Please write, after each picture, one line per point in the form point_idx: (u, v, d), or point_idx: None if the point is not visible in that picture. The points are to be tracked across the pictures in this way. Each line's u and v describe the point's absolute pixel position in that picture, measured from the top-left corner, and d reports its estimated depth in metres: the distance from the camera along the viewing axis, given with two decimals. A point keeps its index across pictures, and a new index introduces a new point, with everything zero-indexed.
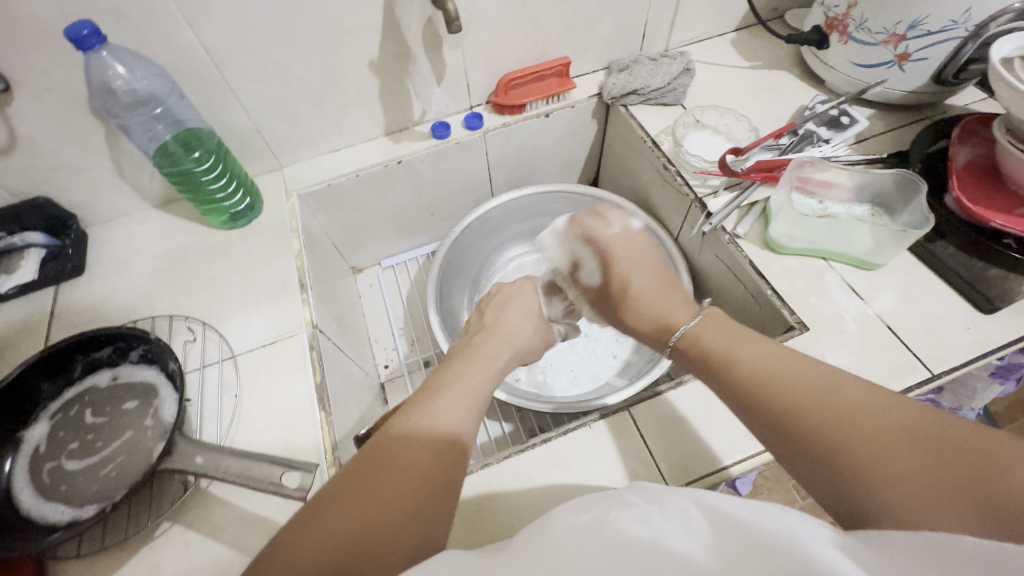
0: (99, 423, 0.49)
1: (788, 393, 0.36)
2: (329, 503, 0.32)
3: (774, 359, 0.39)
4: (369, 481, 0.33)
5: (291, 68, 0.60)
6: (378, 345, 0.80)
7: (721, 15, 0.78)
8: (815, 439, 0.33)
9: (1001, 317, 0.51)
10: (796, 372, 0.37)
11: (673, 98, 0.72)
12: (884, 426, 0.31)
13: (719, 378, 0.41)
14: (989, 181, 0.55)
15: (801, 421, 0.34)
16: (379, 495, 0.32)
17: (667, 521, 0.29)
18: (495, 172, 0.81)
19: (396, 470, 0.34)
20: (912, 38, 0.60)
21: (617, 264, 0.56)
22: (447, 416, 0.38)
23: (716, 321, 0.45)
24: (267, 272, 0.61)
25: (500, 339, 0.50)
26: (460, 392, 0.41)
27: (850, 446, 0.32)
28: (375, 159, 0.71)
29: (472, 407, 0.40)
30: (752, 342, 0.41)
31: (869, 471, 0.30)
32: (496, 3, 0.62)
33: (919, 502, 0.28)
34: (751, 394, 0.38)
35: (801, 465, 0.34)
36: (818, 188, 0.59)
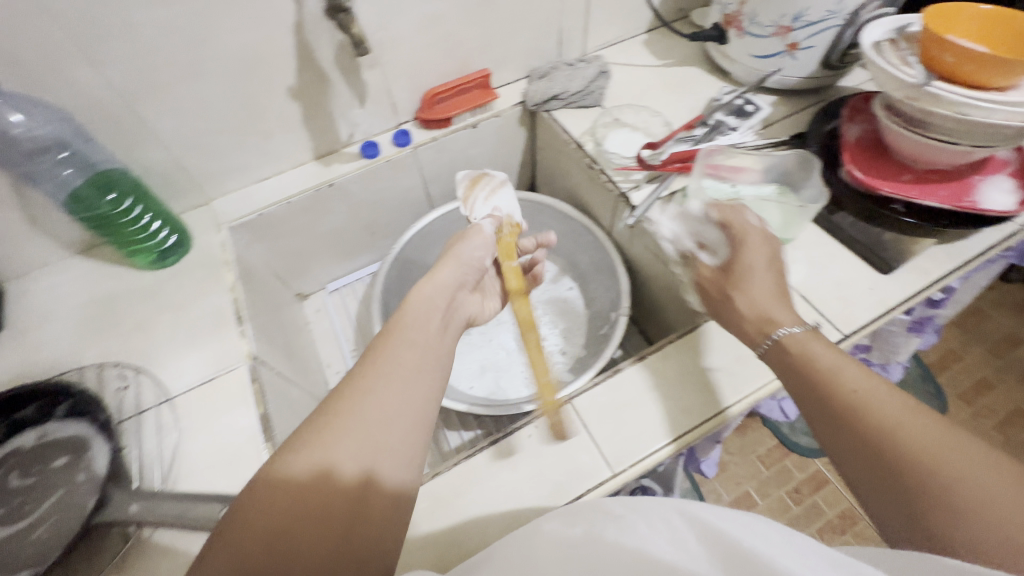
0: (29, 485, 0.46)
1: (881, 415, 0.35)
2: (266, 496, 0.32)
3: (868, 385, 0.37)
4: (306, 490, 0.32)
5: (207, 101, 0.59)
6: (330, 369, 0.79)
7: (631, 18, 0.82)
8: (896, 472, 0.33)
9: (898, 276, 0.56)
10: (881, 399, 0.36)
11: (592, 100, 0.75)
12: (990, 471, 0.30)
13: (807, 396, 0.41)
14: (877, 155, 0.61)
15: (891, 451, 0.34)
16: (296, 509, 0.31)
17: (653, 532, 0.30)
18: (431, 186, 0.82)
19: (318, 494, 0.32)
20: (798, 29, 0.65)
21: (751, 243, 0.50)
22: (390, 456, 0.35)
23: (822, 342, 0.42)
24: (201, 310, 0.59)
25: (432, 296, 0.47)
26: (392, 401, 0.37)
27: (934, 477, 0.31)
28: (306, 184, 0.70)
29: (401, 450, 0.36)
30: (856, 369, 0.39)
31: (945, 509, 0.30)
32: (409, 22, 0.63)
33: (988, 544, 0.28)
34: (837, 414, 0.37)
35: (874, 492, 0.34)
36: (729, 172, 0.63)
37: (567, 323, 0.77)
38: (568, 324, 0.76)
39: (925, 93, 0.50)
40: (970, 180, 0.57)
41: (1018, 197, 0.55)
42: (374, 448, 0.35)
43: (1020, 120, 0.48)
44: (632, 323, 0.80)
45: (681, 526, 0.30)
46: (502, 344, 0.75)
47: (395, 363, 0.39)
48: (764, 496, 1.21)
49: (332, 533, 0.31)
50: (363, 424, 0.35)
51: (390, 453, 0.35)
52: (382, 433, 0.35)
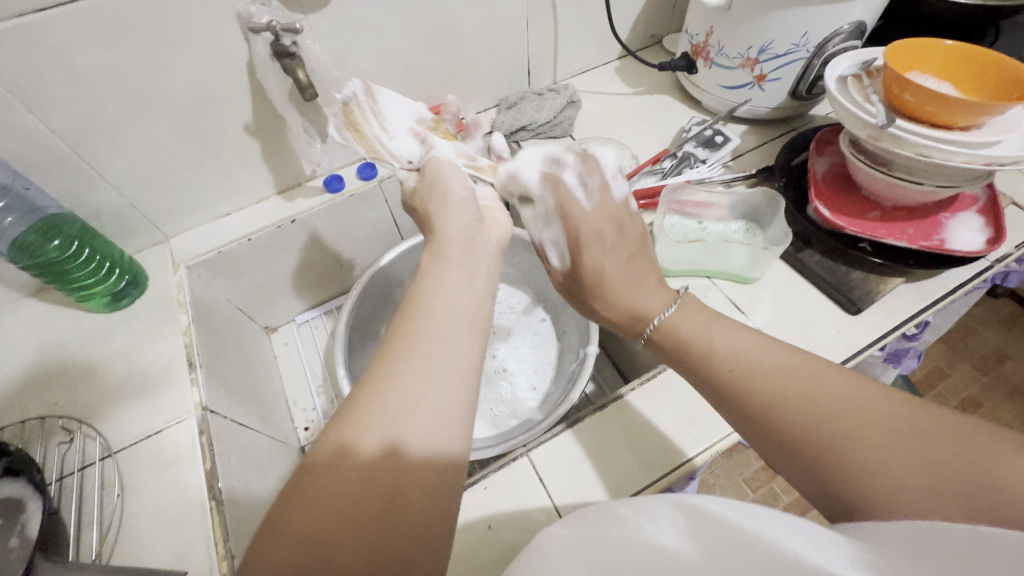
0: None
1: (769, 377, 0.35)
2: (306, 482, 0.28)
3: (748, 349, 0.37)
4: (347, 482, 0.27)
5: (159, 141, 0.58)
6: (296, 406, 0.77)
7: (602, 46, 0.81)
8: (800, 434, 0.32)
9: (866, 318, 0.54)
10: (766, 360, 0.36)
11: (560, 131, 0.74)
12: (869, 413, 0.31)
13: (695, 374, 0.40)
14: (845, 189, 0.60)
15: (786, 411, 0.33)
16: (342, 495, 0.27)
17: (659, 528, 0.28)
18: (401, 218, 0.80)
19: (348, 482, 0.27)
20: (764, 61, 0.65)
21: (593, 246, 0.45)
22: (426, 436, 0.29)
23: (694, 309, 0.42)
24: (154, 354, 0.58)
25: (454, 238, 0.40)
26: (411, 375, 0.31)
27: (822, 431, 0.31)
28: (268, 220, 0.69)
29: (435, 430, 0.30)
30: (738, 334, 0.39)
31: (862, 464, 0.29)
32: (369, 57, 0.63)
33: (909, 490, 0.27)
34: (730, 391, 0.37)
35: (786, 461, 0.34)
36: (695, 209, 0.62)
37: (538, 357, 0.75)
38: (538, 358, 0.75)
39: (887, 133, 0.50)
40: (939, 218, 0.56)
41: (986, 236, 0.54)
42: (417, 435, 0.29)
43: (980, 163, 0.47)
44: (605, 358, 0.77)
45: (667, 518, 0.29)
46: None
47: (417, 333, 0.32)
48: None
49: (366, 548, 0.26)
50: (401, 382, 0.30)
51: (425, 429, 0.29)
52: (410, 412, 0.30)
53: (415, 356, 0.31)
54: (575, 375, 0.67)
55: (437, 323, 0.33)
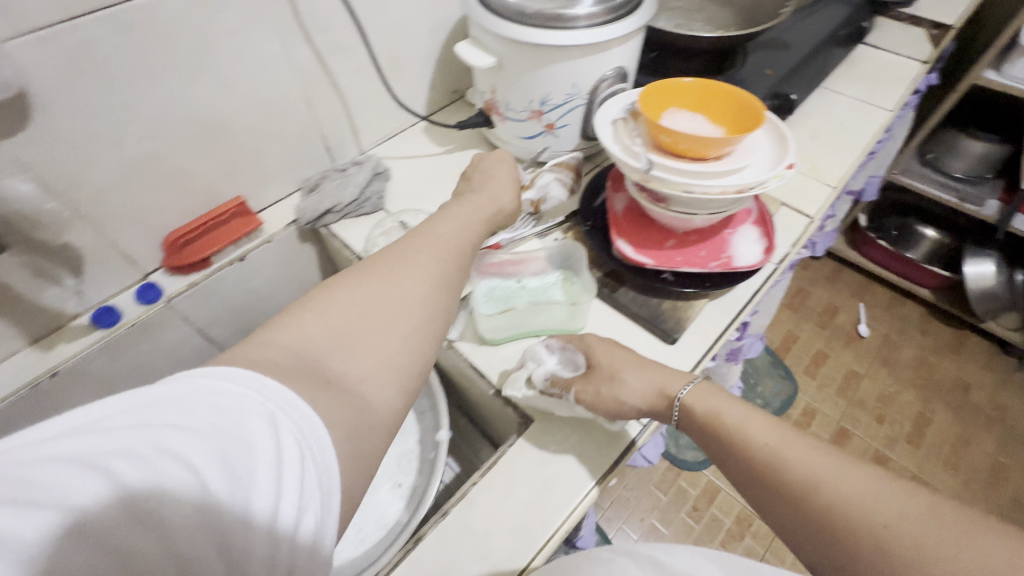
0: None
1: (804, 469, 0.38)
2: (297, 330, 0.35)
3: (779, 440, 0.41)
4: (330, 358, 0.34)
5: None
6: None
7: (402, 110, 0.79)
8: (833, 521, 0.36)
9: (683, 345, 0.56)
10: (797, 452, 0.40)
11: (371, 206, 0.70)
12: (906, 514, 0.34)
13: (731, 457, 0.43)
14: (643, 222, 0.62)
15: (822, 496, 0.37)
16: (309, 348, 0.34)
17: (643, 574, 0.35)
18: (213, 330, 0.70)
19: (341, 349, 0.35)
20: (548, 111, 0.67)
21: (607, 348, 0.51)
22: (375, 379, 0.35)
23: (720, 394, 0.47)
24: None
25: (444, 239, 0.46)
26: (399, 307, 0.38)
27: (856, 521, 0.35)
28: (19, 381, 0.56)
29: (384, 377, 0.35)
30: (764, 424, 0.43)
31: (895, 554, 0.33)
32: (111, 172, 0.54)
33: None
34: (765, 474, 0.40)
35: (818, 550, 0.37)
36: (510, 270, 0.61)
37: (400, 447, 0.69)
38: (399, 449, 0.69)
39: (653, 176, 0.52)
40: (723, 235, 0.61)
41: (762, 246, 0.60)
42: (375, 369, 0.35)
43: (731, 193, 0.52)
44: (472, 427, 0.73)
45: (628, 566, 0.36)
46: None
47: (415, 290, 0.40)
48: (668, 524, 1.22)
49: (333, 410, 0.32)
50: (398, 317, 0.38)
51: (372, 363, 0.35)
52: (384, 353, 0.36)
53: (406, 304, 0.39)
54: (437, 461, 0.63)
55: (406, 292, 0.39)
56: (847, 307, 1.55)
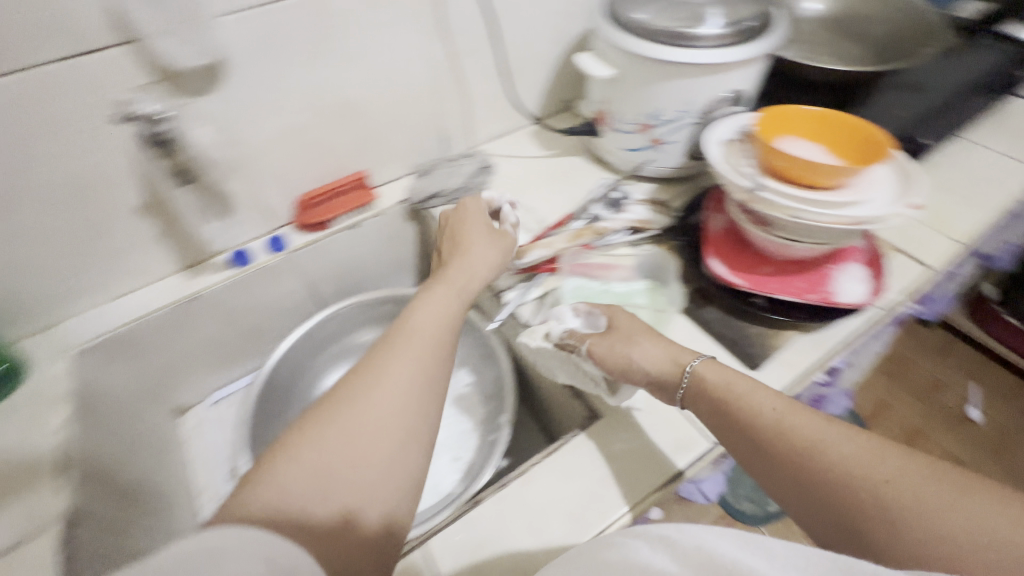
0: None
1: (812, 440, 0.38)
2: (260, 491, 0.32)
3: (784, 407, 0.40)
4: (318, 519, 0.33)
5: (36, 227, 0.55)
6: (202, 497, 0.70)
7: (514, 114, 0.84)
8: (838, 487, 0.35)
9: (767, 372, 0.54)
10: (805, 423, 0.39)
11: (473, 196, 0.75)
12: (909, 474, 0.34)
13: (730, 429, 0.43)
14: (739, 245, 0.62)
15: (828, 462, 0.36)
16: (301, 508, 0.32)
17: (655, 553, 0.32)
18: (319, 287, 0.78)
19: (331, 520, 0.33)
20: (658, 126, 0.68)
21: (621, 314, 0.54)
22: (342, 482, 0.34)
23: (720, 366, 0.46)
24: (16, 457, 0.52)
25: (415, 333, 0.45)
26: (385, 411, 0.38)
27: (861, 488, 0.34)
28: (167, 299, 0.66)
29: (370, 473, 0.35)
30: (765, 394, 0.42)
31: (903, 518, 0.32)
32: (268, 135, 0.63)
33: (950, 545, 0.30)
34: (768, 443, 0.39)
35: (818, 514, 0.36)
36: (599, 270, 0.63)
37: (463, 424, 0.72)
38: (462, 426, 0.72)
39: (759, 196, 0.52)
40: (826, 270, 0.59)
41: (868, 287, 0.57)
42: (350, 467, 0.35)
43: (844, 223, 0.50)
44: (530, 419, 0.75)
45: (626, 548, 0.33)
46: None
47: (406, 405, 0.39)
48: None
49: (336, 561, 0.32)
50: (386, 446, 0.37)
51: (355, 470, 0.35)
52: (374, 481, 0.35)
53: (389, 425, 0.37)
54: (498, 441, 0.65)
55: (385, 394, 0.39)
56: (955, 385, 1.39)
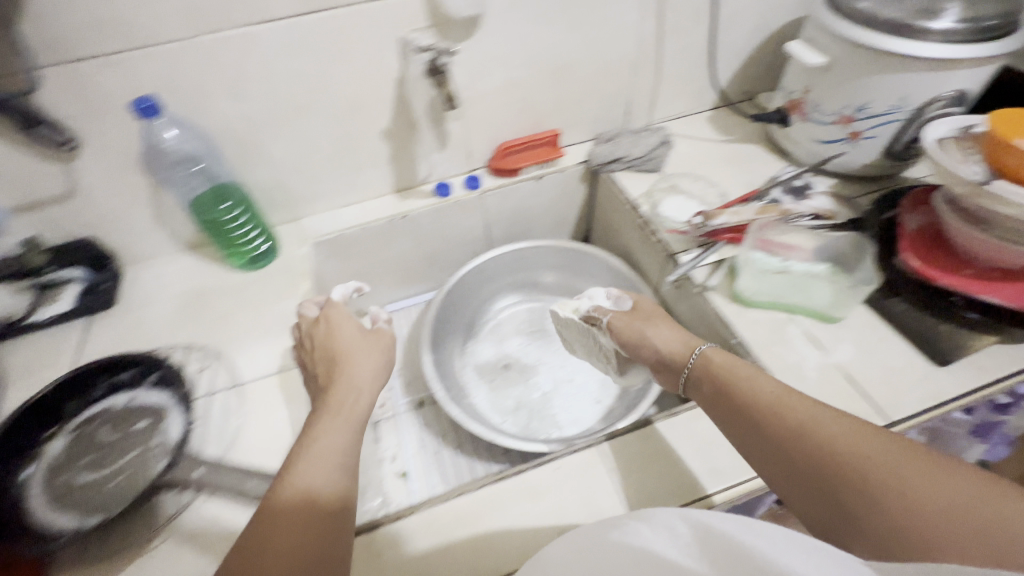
0: (111, 440, 0.54)
1: (802, 418, 0.41)
2: (271, 518, 0.37)
3: (782, 392, 0.44)
4: (299, 527, 0.37)
5: (313, 135, 0.69)
6: (374, 384, 0.83)
7: (698, 96, 0.87)
8: (827, 464, 0.39)
9: (954, 371, 0.54)
10: (793, 402, 0.43)
11: (652, 165, 0.79)
12: (892, 456, 0.37)
13: (729, 409, 0.47)
14: (938, 245, 0.60)
15: (819, 441, 0.40)
16: (286, 552, 0.35)
17: (659, 536, 0.32)
18: (492, 229, 0.88)
19: (288, 538, 0.36)
20: (860, 119, 0.68)
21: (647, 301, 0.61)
22: (319, 470, 0.40)
23: (726, 354, 0.50)
24: (275, 310, 0.67)
25: (343, 347, 0.51)
26: (332, 439, 0.42)
27: (847, 470, 0.38)
28: (383, 214, 0.78)
29: (342, 468, 0.41)
30: (769, 380, 0.46)
31: (884, 499, 0.35)
32: (493, 85, 0.72)
33: (926, 527, 0.33)
34: (764, 423, 0.43)
35: (805, 493, 0.40)
36: (781, 248, 0.64)
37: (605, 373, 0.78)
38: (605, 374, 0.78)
39: (986, 190, 0.51)
40: None
41: None
42: (319, 464, 0.40)
43: None
44: None
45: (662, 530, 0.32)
46: (538, 383, 0.78)
47: (318, 437, 0.42)
48: None
49: (313, 558, 0.36)
50: (316, 474, 0.39)
51: (326, 467, 0.40)
52: (309, 486, 0.39)
53: (314, 450, 0.41)
54: (645, 391, 0.70)
55: (332, 420, 0.44)
56: None
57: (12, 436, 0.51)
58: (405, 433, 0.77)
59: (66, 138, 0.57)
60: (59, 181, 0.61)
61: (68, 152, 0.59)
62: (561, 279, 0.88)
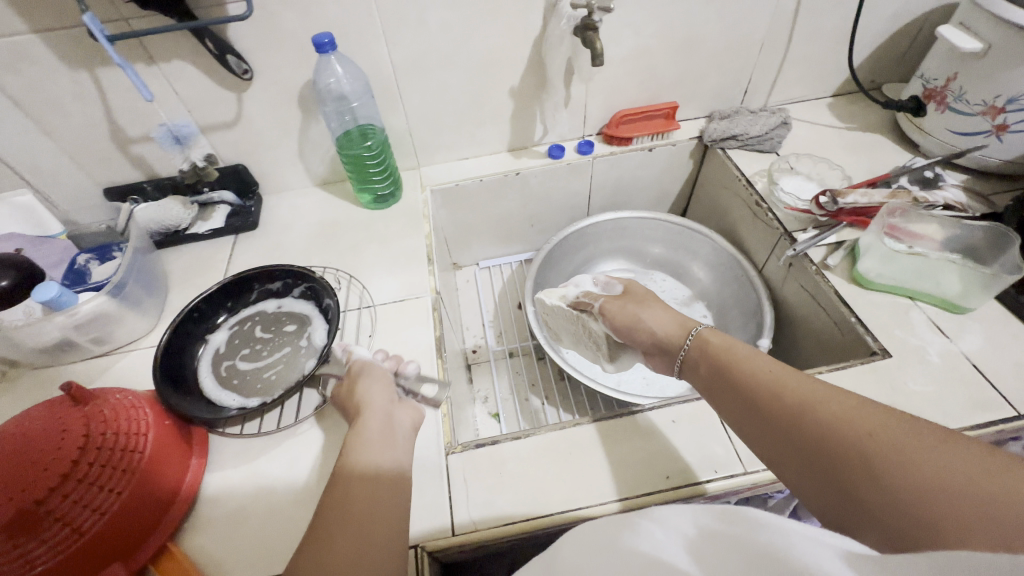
0: (266, 337, 0.62)
1: (800, 396, 0.39)
2: (338, 497, 0.39)
3: (782, 372, 0.42)
4: (371, 498, 0.39)
5: (448, 86, 0.73)
6: (468, 331, 0.88)
7: (821, 80, 0.86)
8: (824, 443, 0.36)
9: None
10: (796, 383, 0.40)
11: (768, 145, 0.79)
12: (893, 429, 0.33)
13: (734, 394, 0.45)
14: None
15: (817, 419, 0.37)
16: (363, 520, 0.38)
17: (668, 537, 0.32)
18: (594, 196, 0.90)
19: (363, 512, 0.38)
20: (1011, 111, 0.65)
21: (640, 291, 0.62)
22: (379, 447, 0.44)
23: (728, 339, 0.50)
24: (399, 246, 0.72)
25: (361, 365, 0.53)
26: (378, 426, 0.46)
27: (845, 447, 0.34)
28: (497, 169, 0.82)
29: (394, 447, 0.45)
30: (770, 363, 0.44)
31: (886, 476, 0.31)
32: (622, 51, 0.74)
33: (931, 500, 0.29)
34: (764, 403, 0.41)
35: (812, 481, 0.36)
36: (907, 234, 0.61)
37: None
38: None
39: None
40: None
41: None
42: (376, 446, 0.44)
43: None
44: None
45: (659, 533, 0.33)
46: None
47: (367, 426, 0.46)
48: None
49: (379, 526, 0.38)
50: (370, 454, 0.43)
51: (379, 451, 0.44)
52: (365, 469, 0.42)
53: (371, 441, 0.44)
54: None
55: (373, 415, 0.47)
56: None
57: (192, 322, 0.60)
58: (497, 378, 0.82)
59: (246, 68, 0.64)
60: (231, 108, 0.69)
61: (244, 81, 0.66)
62: (668, 253, 0.89)
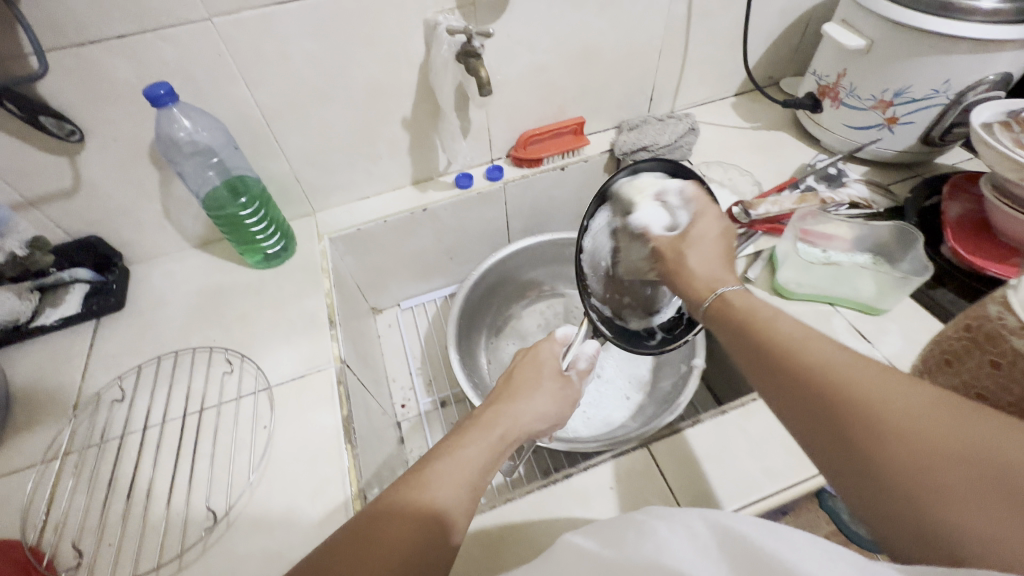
0: None
1: (818, 359, 0.31)
2: (378, 521, 0.33)
3: (805, 332, 0.34)
4: (406, 524, 0.33)
5: (331, 123, 0.65)
6: (395, 384, 0.80)
7: (721, 82, 0.85)
8: (845, 420, 0.28)
9: None
10: (823, 348, 0.32)
11: (680, 154, 0.78)
12: (911, 407, 0.26)
13: (747, 356, 0.37)
14: (983, 233, 0.59)
15: (836, 390, 0.29)
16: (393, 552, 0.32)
17: (675, 533, 0.27)
18: (512, 221, 0.85)
19: (391, 539, 0.32)
20: (899, 104, 0.66)
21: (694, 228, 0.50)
22: (456, 480, 0.37)
23: (752, 297, 0.41)
24: (296, 309, 0.64)
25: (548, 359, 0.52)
26: (479, 457, 0.39)
27: (866, 428, 0.27)
28: (402, 207, 0.75)
29: (470, 484, 0.37)
30: (795, 318, 0.36)
31: (914, 469, 0.25)
32: (519, 69, 0.69)
33: (973, 507, 0.22)
34: (778, 366, 0.34)
35: (827, 464, 0.30)
36: (820, 238, 0.61)
37: (633, 368, 0.77)
38: (633, 369, 0.77)
39: None
40: None
41: None
42: (456, 480, 0.37)
43: None
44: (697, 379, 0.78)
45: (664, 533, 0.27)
46: None
47: (464, 451, 0.39)
48: None
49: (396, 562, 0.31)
50: (440, 483, 0.36)
51: (458, 476, 0.37)
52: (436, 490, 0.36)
53: (449, 466, 0.38)
54: (677, 390, 0.67)
55: (478, 442, 0.40)
56: None
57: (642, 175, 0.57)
58: (431, 433, 0.75)
59: (71, 127, 0.53)
60: (64, 174, 0.57)
61: (74, 143, 0.55)
62: None
